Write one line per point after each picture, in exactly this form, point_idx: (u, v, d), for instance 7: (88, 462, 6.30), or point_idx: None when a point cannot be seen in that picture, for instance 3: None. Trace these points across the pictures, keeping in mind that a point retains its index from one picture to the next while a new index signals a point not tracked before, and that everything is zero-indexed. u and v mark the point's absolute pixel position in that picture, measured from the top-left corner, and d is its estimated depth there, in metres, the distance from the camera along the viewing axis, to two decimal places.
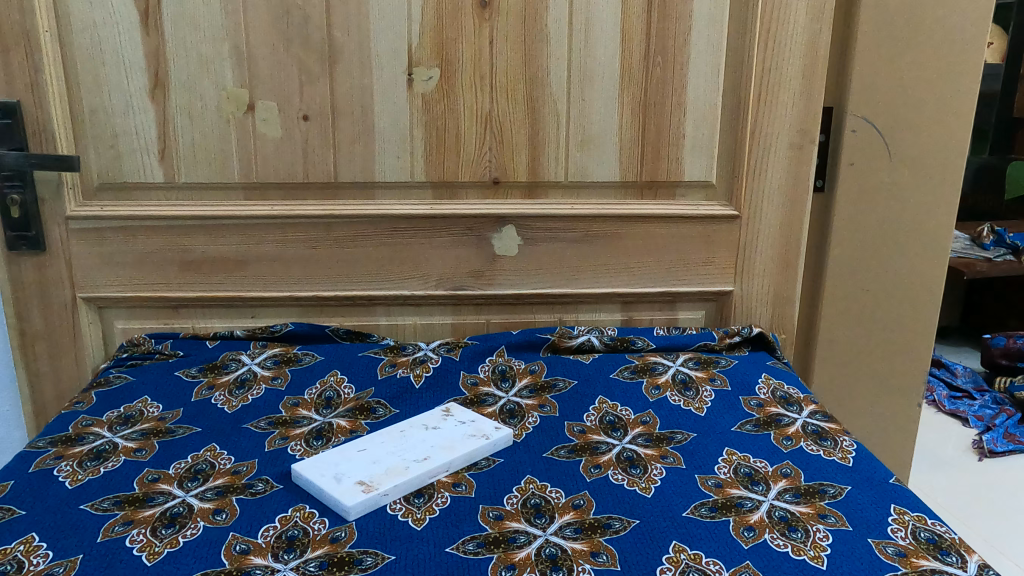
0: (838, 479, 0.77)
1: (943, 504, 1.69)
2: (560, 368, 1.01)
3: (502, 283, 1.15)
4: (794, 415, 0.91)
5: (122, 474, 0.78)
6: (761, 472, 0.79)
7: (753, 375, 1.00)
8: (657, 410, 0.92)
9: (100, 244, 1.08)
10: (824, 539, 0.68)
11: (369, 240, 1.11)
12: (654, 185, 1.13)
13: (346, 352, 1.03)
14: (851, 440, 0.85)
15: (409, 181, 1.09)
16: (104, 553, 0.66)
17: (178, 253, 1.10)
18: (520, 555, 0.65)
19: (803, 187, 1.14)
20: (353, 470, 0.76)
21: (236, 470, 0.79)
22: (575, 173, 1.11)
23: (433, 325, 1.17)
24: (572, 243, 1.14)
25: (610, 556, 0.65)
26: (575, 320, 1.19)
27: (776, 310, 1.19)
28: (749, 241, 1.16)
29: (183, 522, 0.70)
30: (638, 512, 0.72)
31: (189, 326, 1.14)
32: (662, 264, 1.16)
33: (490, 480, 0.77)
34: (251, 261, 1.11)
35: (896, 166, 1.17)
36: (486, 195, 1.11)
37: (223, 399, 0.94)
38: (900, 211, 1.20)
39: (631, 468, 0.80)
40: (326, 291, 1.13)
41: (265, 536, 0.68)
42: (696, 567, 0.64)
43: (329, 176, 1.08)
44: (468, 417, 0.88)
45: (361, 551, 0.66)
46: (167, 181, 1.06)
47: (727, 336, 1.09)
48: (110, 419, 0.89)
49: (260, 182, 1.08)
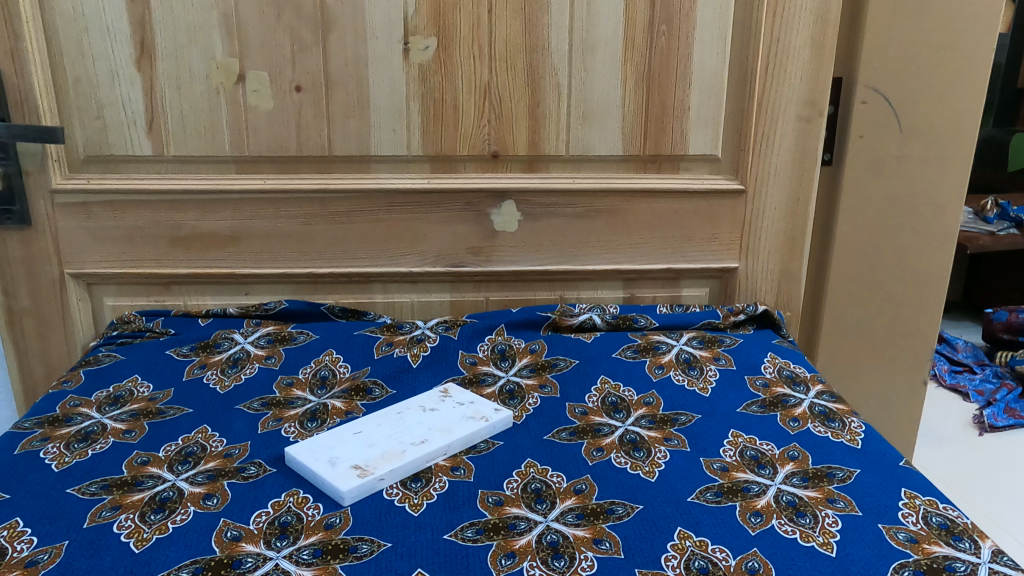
0: (847, 463, 0.75)
1: (943, 479, 1.68)
2: (561, 347, 0.99)
3: (502, 260, 1.13)
4: (801, 395, 0.89)
5: (110, 456, 0.76)
6: (768, 456, 0.77)
7: (759, 354, 0.97)
8: (661, 390, 0.90)
9: (88, 219, 1.05)
10: (833, 525, 0.66)
11: (364, 216, 1.08)
12: (658, 159, 1.09)
13: (341, 331, 1.01)
14: (859, 422, 0.82)
15: (406, 154, 1.06)
16: (90, 539, 0.64)
17: (168, 228, 1.07)
18: (520, 542, 0.63)
19: (811, 161, 1.11)
20: (349, 454, 0.73)
21: (228, 453, 0.77)
22: (576, 146, 1.07)
23: (430, 303, 1.15)
24: (574, 219, 1.11)
25: (613, 544, 0.63)
26: (576, 298, 1.16)
27: (782, 288, 1.17)
28: (754, 217, 1.13)
29: (173, 507, 0.68)
30: (641, 498, 0.70)
31: (181, 303, 1.11)
32: (666, 240, 1.13)
33: (490, 464, 0.75)
34: (244, 237, 1.08)
35: (907, 139, 1.14)
36: (485, 169, 1.08)
37: (215, 378, 0.92)
38: (911, 186, 1.17)
39: (634, 451, 0.77)
40: (321, 267, 1.11)
41: (257, 522, 0.66)
42: (701, 554, 0.62)
43: (323, 149, 1.05)
44: (467, 398, 0.86)
45: (356, 538, 0.64)
46: (156, 155, 1.03)
47: (731, 314, 1.07)
48: (99, 399, 0.87)
49: (252, 155, 1.04)
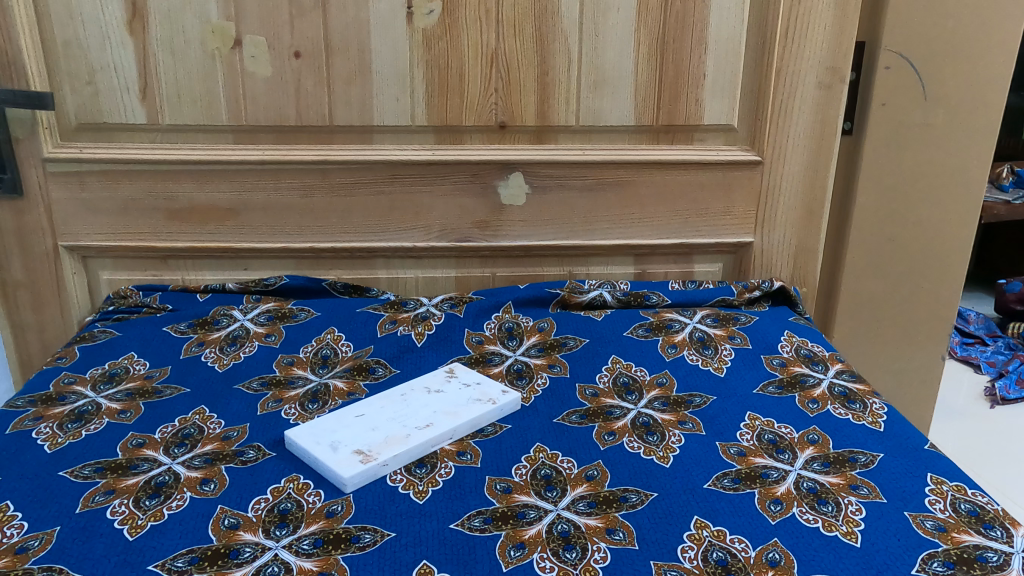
0: (870, 447, 0.72)
1: (955, 453, 1.66)
2: (571, 325, 0.95)
3: (509, 235, 1.09)
4: (819, 375, 0.85)
5: (104, 438, 0.73)
6: (787, 440, 0.74)
7: (776, 333, 0.94)
8: (674, 371, 0.87)
9: (81, 189, 1.01)
10: (857, 513, 0.63)
11: (367, 188, 1.05)
12: (672, 129, 1.05)
13: (343, 307, 0.98)
14: (881, 403, 0.79)
15: (409, 125, 1.02)
16: (83, 525, 0.61)
17: (165, 200, 1.03)
18: (529, 533, 0.60)
19: (831, 130, 1.06)
20: (351, 438, 0.71)
21: (226, 436, 0.74)
22: (587, 116, 1.03)
23: (435, 279, 1.11)
24: (583, 192, 1.07)
25: (626, 534, 0.60)
26: (586, 274, 1.13)
27: (798, 263, 1.13)
28: (771, 191, 1.09)
29: (168, 492, 0.65)
30: (656, 485, 0.67)
31: (179, 278, 1.08)
32: (679, 214, 1.09)
33: (497, 449, 0.72)
34: (243, 209, 1.05)
35: (931, 107, 1.09)
36: (492, 140, 1.04)
37: (214, 357, 0.89)
38: (934, 157, 1.12)
39: (647, 435, 0.75)
40: (322, 242, 1.07)
41: (256, 510, 0.63)
42: (720, 545, 0.60)
43: (323, 119, 1.01)
44: (473, 379, 0.83)
45: (359, 527, 0.61)
46: (150, 123, 0.99)
47: (746, 290, 1.03)
48: (93, 377, 0.84)
49: (250, 125, 1.00)
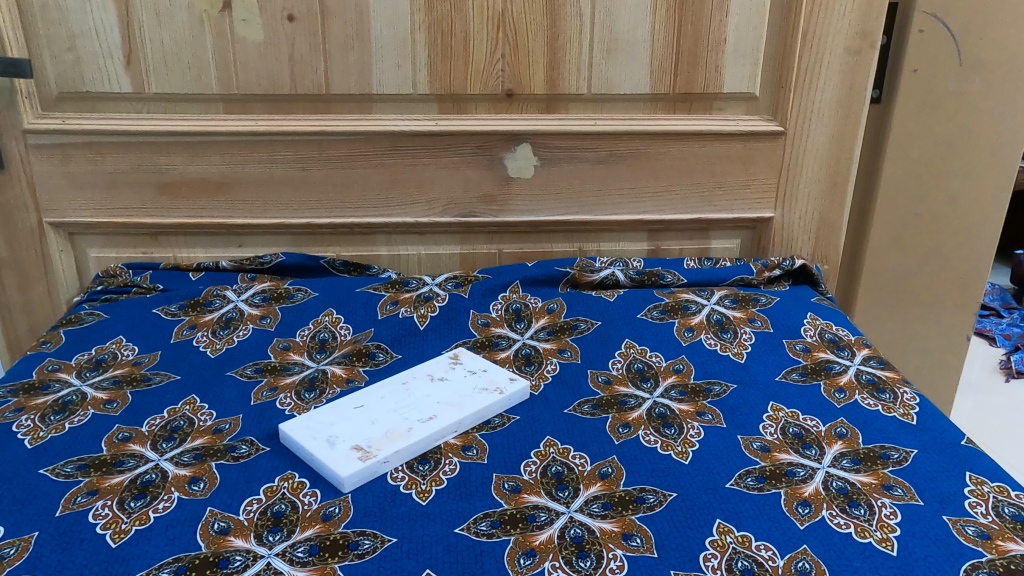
0: (902, 442, 0.68)
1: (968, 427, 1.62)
2: (582, 307, 0.91)
3: (516, 210, 1.04)
4: (846, 362, 0.80)
5: (88, 431, 0.69)
6: (813, 434, 0.69)
7: (798, 315, 0.89)
8: (691, 356, 0.82)
9: (65, 162, 0.96)
10: (891, 517, 0.59)
11: (367, 161, 0.99)
12: (689, 98, 0.99)
13: (342, 287, 0.93)
14: (913, 393, 0.75)
15: (411, 94, 0.96)
16: (63, 531, 0.57)
17: (153, 173, 0.98)
18: (540, 538, 0.56)
19: (859, 98, 1.00)
20: (349, 433, 0.66)
21: (218, 429, 0.70)
22: (599, 84, 0.97)
23: (439, 256, 1.07)
24: (595, 164, 1.02)
25: (644, 540, 0.56)
26: (597, 251, 1.08)
27: (820, 240, 1.08)
28: (793, 163, 1.03)
29: (155, 492, 0.61)
30: (675, 484, 0.62)
31: (171, 256, 1.03)
32: (695, 188, 1.04)
33: (505, 443, 0.68)
34: (237, 183, 0.99)
35: (965, 72, 1.03)
36: (498, 110, 0.98)
37: (206, 341, 0.84)
38: (967, 126, 1.06)
39: (664, 428, 0.70)
40: (320, 217, 1.02)
41: (248, 513, 0.59)
42: (745, 553, 0.55)
43: (320, 87, 0.95)
44: (479, 366, 0.78)
45: (357, 532, 0.57)
46: (135, 92, 0.93)
47: (765, 269, 0.99)
48: (79, 364, 0.80)
49: (242, 94, 0.95)
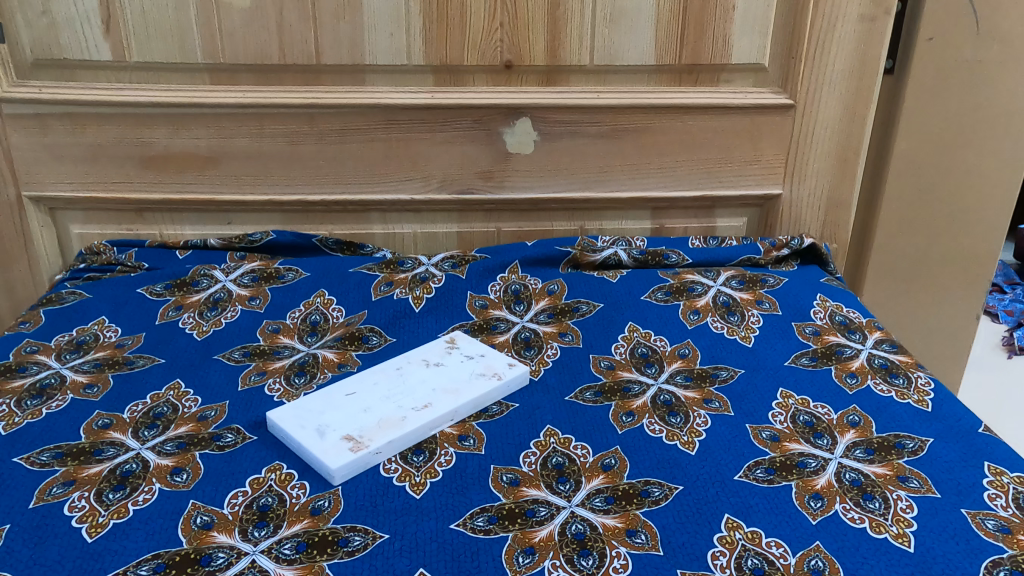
0: (918, 430, 0.64)
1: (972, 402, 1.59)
2: (584, 289, 0.87)
3: (515, 186, 1.00)
4: (857, 345, 0.77)
5: (66, 417, 0.66)
6: (825, 422, 0.66)
7: (808, 296, 0.86)
8: (697, 340, 0.79)
9: (44, 133, 0.92)
10: (907, 511, 0.55)
11: (360, 135, 0.95)
12: (696, 70, 0.95)
13: (334, 267, 0.90)
14: (928, 378, 0.71)
15: (406, 64, 0.92)
16: (37, 524, 0.54)
17: (136, 146, 0.94)
18: (539, 535, 0.53)
19: (872, 70, 0.96)
20: (340, 422, 0.63)
21: (203, 416, 0.67)
22: (602, 55, 0.93)
23: (436, 234, 1.03)
24: (597, 139, 0.98)
25: (649, 537, 0.53)
26: (599, 229, 1.04)
27: (829, 218, 1.04)
28: (803, 137, 0.99)
29: (135, 484, 0.58)
30: (680, 477, 0.60)
31: (157, 233, 1.00)
32: (701, 164, 1.00)
33: (503, 433, 0.65)
34: (224, 157, 0.96)
35: (983, 43, 0.99)
36: (496, 82, 0.94)
37: (192, 322, 0.81)
38: (984, 99, 1.02)
39: (669, 416, 0.67)
40: (312, 193, 0.99)
41: (232, 506, 0.56)
42: (754, 551, 0.52)
43: (310, 57, 0.91)
44: (476, 351, 0.75)
45: (347, 528, 0.54)
46: (115, 61, 0.89)
47: (774, 248, 0.95)
48: (59, 346, 0.77)
49: (228, 64, 0.91)
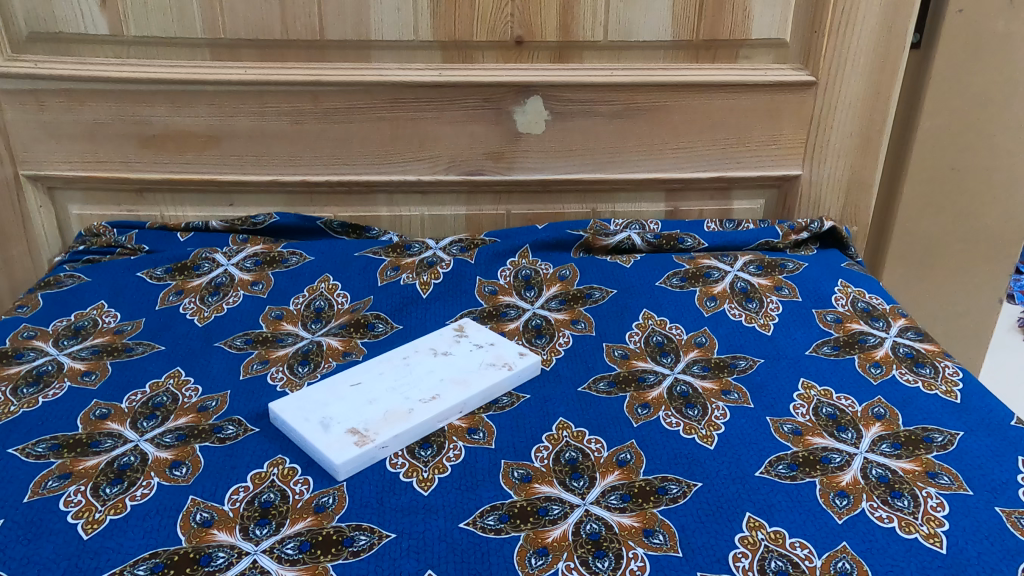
0: (947, 423, 0.62)
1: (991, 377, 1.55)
2: (596, 274, 0.85)
3: (526, 167, 0.97)
4: (881, 334, 0.74)
5: (63, 406, 0.64)
6: (849, 415, 0.64)
7: (829, 282, 0.83)
8: (714, 328, 0.76)
9: (40, 110, 0.89)
10: (939, 510, 0.53)
11: (366, 113, 0.92)
12: (714, 46, 0.92)
13: (339, 251, 0.87)
14: (956, 368, 0.68)
15: (413, 40, 0.89)
16: (32, 520, 0.52)
17: (136, 125, 0.91)
18: (553, 535, 0.51)
19: (899, 45, 0.92)
20: (345, 415, 0.61)
21: (203, 407, 0.64)
22: (616, 30, 0.90)
23: (444, 217, 1.00)
24: (610, 118, 0.94)
25: (668, 538, 0.51)
26: (611, 212, 1.02)
27: (850, 200, 1.01)
28: (824, 116, 0.96)
29: (132, 478, 0.56)
30: (699, 473, 0.57)
31: (158, 215, 0.98)
32: (718, 144, 0.97)
33: (513, 425, 0.62)
34: (226, 137, 0.93)
35: (1014, 17, 0.95)
36: (507, 58, 0.91)
37: (193, 308, 0.79)
38: (1013, 76, 0.98)
39: (686, 408, 0.65)
40: (316, 174, 0.96)
41: (233, 503, 0.54)
42: (778, 552, 0.50)
43: (314, 32, 0.88)
44: (485, 339, 0.73)
45: (352, 526, 0.52)
46: (113, 35, 0.86)
47: (793, 232, 0.92)
48: (56, 332, 0.75)
49: (229, 39, 0.88)
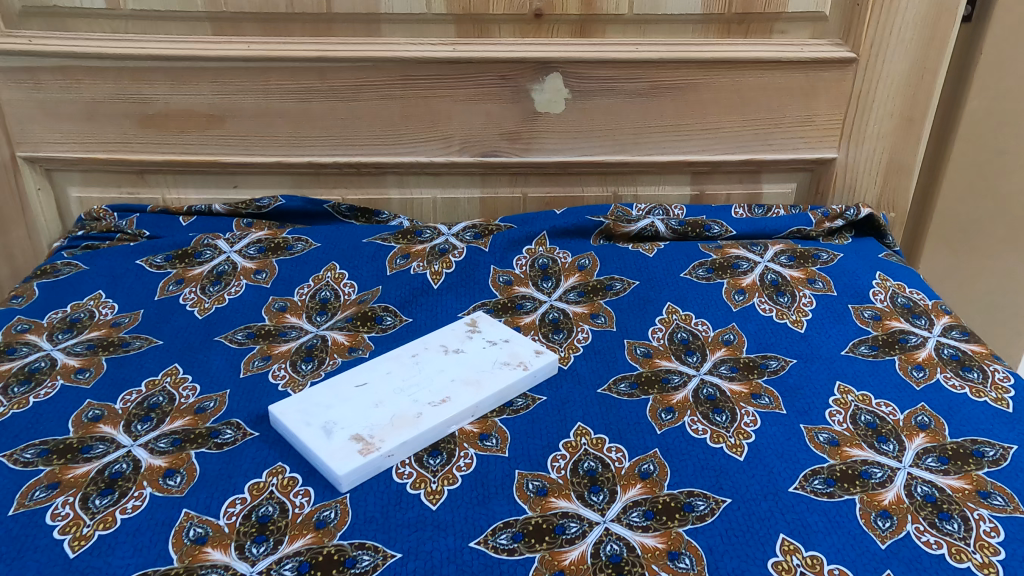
0: (998, 435, 0.57)
1: None
2: (618, 265, 0.80)
3: (543, 148, 0.92)
4: (923, 333, 0.69)
5: (55, 406, 0.60)
6: (890, 423, 0.59)
7: (866, 274, 0.77)
8: (743, 324, 0.72)
9: (37, 88, 0.85)
10: (992, 535, 0.48)
11: (376, 91, 0.88)
12: (746, 19, 0.86)
13: (347, 237, 0.83)
14: (1005, 372, 0.64)
15: (425, 14, 0.84)
16: (16, 535, 0.48)
17: (136, 103, 0.87)
18: (570, 557, 0.47)
19: (948, 18, 0.85)
20: (350, 420, 0.57)
21: (201, 407, 0.61)
22: (642, 3, 0.84)
23: (457, 200, 0.96)
24: (634, 97, 0.89)
25: (695, 562, 0.47)
26: (633, 195, 0.97)
27: (887, 184, 0.95)
28: (864, 95, 0.90)
29: (124, 488, 0.52)
30: (728, 488, 0.53)
31: (160, 197, 0.94)
32: (747, 125, 0.91)
33: (528, 432, 0.58)
34: (230, 116, 0.89)
35: None
36: (525, 33, 0.86)
37: (194, 298, 0.75)
38: None
39: (714, 414, 0.60)
40: (324, 155, 0.92)
41: (229, 517, 0.50)
42: None
43: (320, 5, 0.83)
44: (500, 336, 0.69)
45: (355, 545, 0.48)
46: (110, 8, 0.82)
47: (827, 219, 0.87)
48: (51, 325, 0.71)
49: (232, 13, 0.83)
